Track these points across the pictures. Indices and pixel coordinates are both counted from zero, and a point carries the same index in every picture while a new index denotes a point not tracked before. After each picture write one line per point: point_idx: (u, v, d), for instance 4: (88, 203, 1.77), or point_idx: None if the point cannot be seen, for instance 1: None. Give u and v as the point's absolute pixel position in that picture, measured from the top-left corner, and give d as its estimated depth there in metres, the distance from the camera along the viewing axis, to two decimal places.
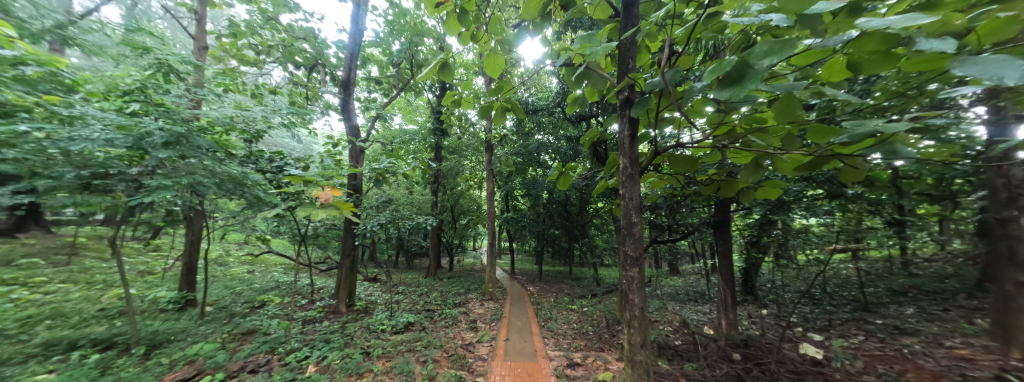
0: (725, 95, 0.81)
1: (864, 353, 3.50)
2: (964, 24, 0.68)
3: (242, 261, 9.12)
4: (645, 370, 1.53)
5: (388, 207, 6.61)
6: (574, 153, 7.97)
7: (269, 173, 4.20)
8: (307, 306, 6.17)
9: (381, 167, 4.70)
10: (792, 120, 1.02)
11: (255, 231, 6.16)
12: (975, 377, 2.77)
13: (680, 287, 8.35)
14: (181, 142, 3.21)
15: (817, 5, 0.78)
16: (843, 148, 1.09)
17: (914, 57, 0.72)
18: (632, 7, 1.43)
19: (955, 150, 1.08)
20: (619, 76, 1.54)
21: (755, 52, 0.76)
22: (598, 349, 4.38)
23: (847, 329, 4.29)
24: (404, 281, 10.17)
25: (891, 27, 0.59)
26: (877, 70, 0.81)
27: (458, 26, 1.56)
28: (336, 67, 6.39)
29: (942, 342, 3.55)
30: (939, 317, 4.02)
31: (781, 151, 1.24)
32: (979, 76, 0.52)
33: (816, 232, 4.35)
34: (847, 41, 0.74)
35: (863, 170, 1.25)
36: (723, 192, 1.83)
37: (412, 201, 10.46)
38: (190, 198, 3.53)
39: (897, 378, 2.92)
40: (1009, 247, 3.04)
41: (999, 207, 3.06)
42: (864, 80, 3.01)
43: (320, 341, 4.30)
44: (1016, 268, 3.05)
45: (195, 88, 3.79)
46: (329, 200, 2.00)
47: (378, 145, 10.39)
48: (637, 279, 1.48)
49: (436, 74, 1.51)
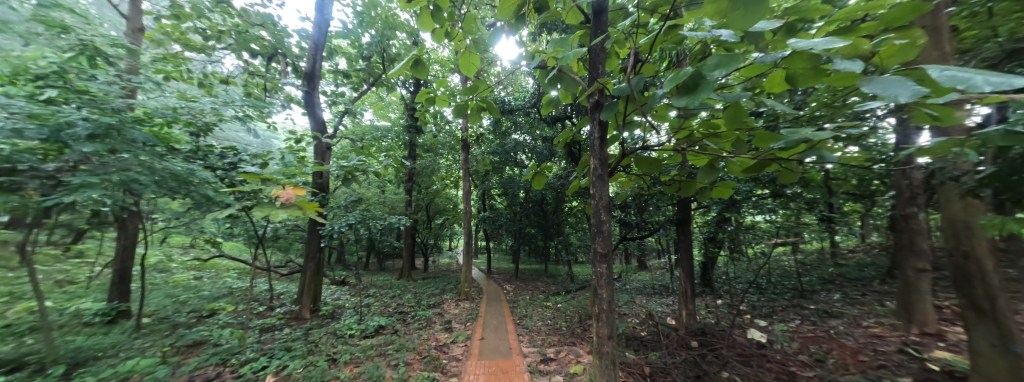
0: (681, 102, 0.87)
1: (800, 335, 3.88)
2: (872, 48, 0.79)
3: (189, 267, 8.24)
4: (610, 361, 1.59)
5: (357, 207, 6.30)
6: (549, 153, 8.24)
7: (220, 170, 3.90)
8: (265, 313, 5.77)
9: (349, 165, 4.45)
10: (739, 127, 1.13)
11: (204, 233, 5.60)
12: (884, 351, 3.29)
13: (647, 282, 8.78)
14: (110, 134, 2.84)
15: (758, 24, 0.86)
16: (782, 152, 1.23)
17: (838, 73, 0.82)
18: (601, 14, 1.49)
19: (869, 155, 1.26)
20: (590, 80, 1.60)
21: (707, 64, 0.81)
22: (570, 343, 4.51)
23: (787, 314, 4.66)
24: (375, 283, 9.79)
25: (815, 48, 0.66)
26: (808, 83, 0.90)
27: (432, 22, 1.51)
28: (299, 58, 6.00)
29: (861, 322, 4.09)
30: (859, 301, 4.70)
31: (731, 155, 1.35)
32: (879, 95, 0.61)
33: (763, 228, 4.90)
34: (781, 58, 0.81)
35: (798, 172, 1.40)
36: (683, 192, 1.96)
37: (384, 201, 10.07)
38: (125, 198, 3.13)
39: (826, 355, 3.31)
40: (911, 238, 3.82)
41: (904, 204, 3.83)
42: (802, 91, 3.36)
43: (279, 349, 4.04)
44: (915, 256, 3.80)
45: (128, 75, 3.35)
46: (290, 199, 1.78)
47: (347, 142, 9.89)
48: (606, 274, 1.55)
49: (408, 72, 1.45)
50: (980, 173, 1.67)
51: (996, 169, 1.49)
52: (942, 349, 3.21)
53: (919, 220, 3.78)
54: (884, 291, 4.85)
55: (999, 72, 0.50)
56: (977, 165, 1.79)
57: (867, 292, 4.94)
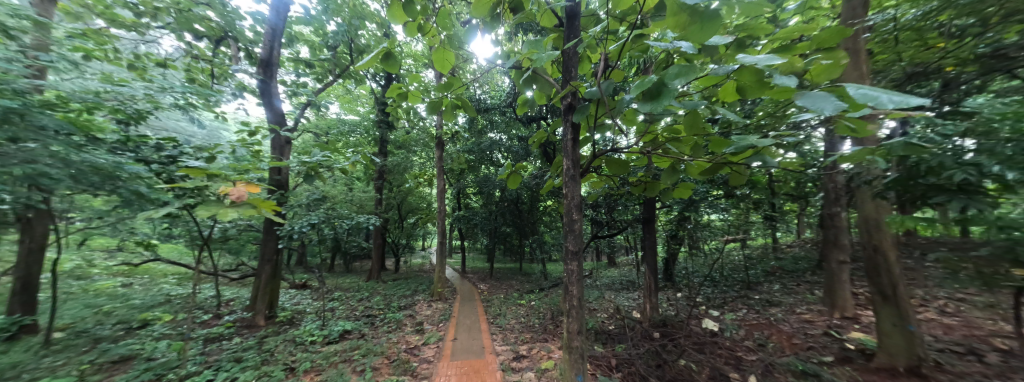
0: (646, 108, 0.91)
1: (746, 323, 4.27)
2: (804, 66, 0.90)
3: (116, 273, 7.27)
4: (579, 355, 1.66)
5: (321, 205, 5.94)
6: (525, 152, 8.34)
7: (156, 164, 3.44)
8: (210, 322, 5.28)
9: (312, 161, 4.11)
10: (697, 133, 1.22)
11: (135, 235, 4.96)
12: (812, 334, 3.76)
13: (615, 277, 9.18)
14: (10, 120, 2.36)
15: (713, 38, 0.93)
16: (733, 157, 1.34)
17: (777, 86, 0.92)
18: (574, 19, 1.54)
19: (803, 160, 1.42)
20: (563, 82, 1.65)
21: (668, 73, 0.85)
22: (542, 340, 4.60)
23: (735, 304, 5.07)
24: (340, 286, 9.32)
25: (759, 64, 0.72)
26: (754, 94, 1.00)
27: (403, 15, 1.44)
28: (253, 43, 5.53)
29: (796, 309, 4.60)
30: (795, 290, 5.31)
31: (690, 158, 1.46)
32: (809, 109, 0.69)
33: (716, 226, 5.29)
34: (731, 71, 0.88)
35: (746, 175, 1.54)
36: (648, 192, 2.08)
37: (352, 199, 9.60)
38: (33, 195, 2.68)
39: (767, 341, 3.68)
40: (836, 234, 4.35)
41: (830, 204, 4.37)
42: (752, 102, 3.69)
43: (227, 361, 3.72)
44: (839, 250, 4.35)
45: (36, 51, 2.84)
46: (242, 198, 1.46)
47: (311, 136, 9.30)
48: (577, 271, 1.61)
49: (378, 64, 1.39)
50: (886, 178, 1.97)
51: (896, 175, 1.80)
52: (858, 330, 3.74)
53: (842, 218, 4.34)
54: (813, 281, 5.54)
55: (898, 92, 0.58)
56: (885, 172, 2.10)
57: (800, 282, 5.62)
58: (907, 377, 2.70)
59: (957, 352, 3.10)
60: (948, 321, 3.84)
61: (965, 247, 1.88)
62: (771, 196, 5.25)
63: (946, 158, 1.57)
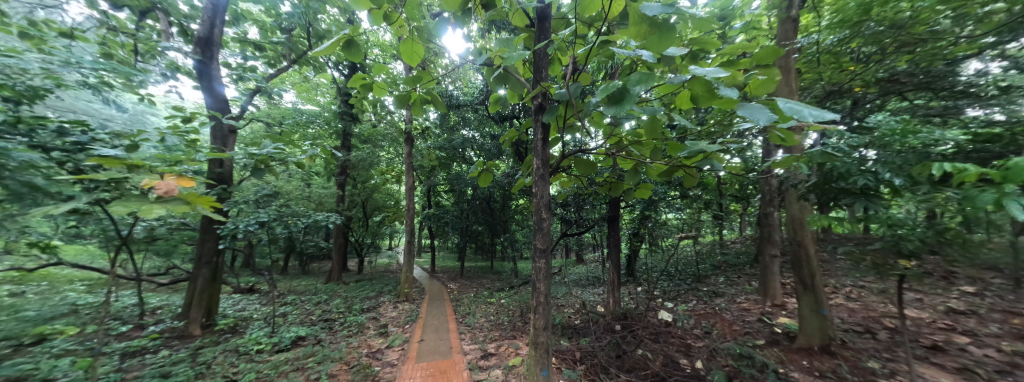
0: (611, 111, 0.95)
1: (696, 313, 4.65)
2: (744, 80, 1.00)
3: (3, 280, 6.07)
4: (545, 350, 1.69)
5: (273, 202, 5.45)
6: (497, 151, 8.31)
7: (58, 152, 2.81)
8: (131, 334, 4.63)
9: (260, 152, 3.60)
10: (656, 137, 1.30)
11: (29, 235, 4.17)
12: (749, 321, 4.19)
13: (582, 274, 9.53)
14: None
15: (671, 48, 0.99)
16: (687, 160, 1.45)
17: (723, 97, 1.00)
18: (544, 21, 1.57)
19: (746, 165, 1.57)
20: (534, 83, 1.67)
21: (630, 79, 0.88)
22: (510, 337, 4.64)
23: (687, 295, 5.49)
24: (295, 289, 8.66)
25: (707, 75, 0.79)
26: (705, 103, 1.09)
27: (368, 3, 1.34)
28: (189, 18, 4.89)
29: (737, 299, 5.11)
30: (736, 282, 5.93)
31: (649, 160, 1.55)
32: (748, 118, 0.76)
33: (672, 224, 5.69)
34: (685, 81, 0.95)
35: (698, 176, 1.66)
36: (612, 192, 2.17)
37: (310, 195, 8.94)
38: None
39: (711, 329, 4.03)
40: (770, 231, 4.87)
41: (766, 204, 4.90)
42: (705, 110, 4.00)
43: (151, 376, 3.28)
44: (772, 245, 4.89)
45: None
46: (171, 192, 1.27)
47: (262, 126, 8.49)
48: (545, 269, 1.65)
49: (339, 52, 1.29)
50: (810, 182, 2.25)
51: (818, 179, 2.06)
52: (785, 316, 4.25)
53: (774, 217, 4.88)
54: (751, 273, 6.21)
55: (817, 108, 0.67)
56: (809, 176, 2.39)
57: (741, 275, 6.28)
58: (820, 354, 3.12)
59: (858, 331, 3.63)
60: (853, 304, 4.49)
61: (865, 242, 2.21)
62: (718, 196, 5.78)
63: (853, 166, 1.82)
